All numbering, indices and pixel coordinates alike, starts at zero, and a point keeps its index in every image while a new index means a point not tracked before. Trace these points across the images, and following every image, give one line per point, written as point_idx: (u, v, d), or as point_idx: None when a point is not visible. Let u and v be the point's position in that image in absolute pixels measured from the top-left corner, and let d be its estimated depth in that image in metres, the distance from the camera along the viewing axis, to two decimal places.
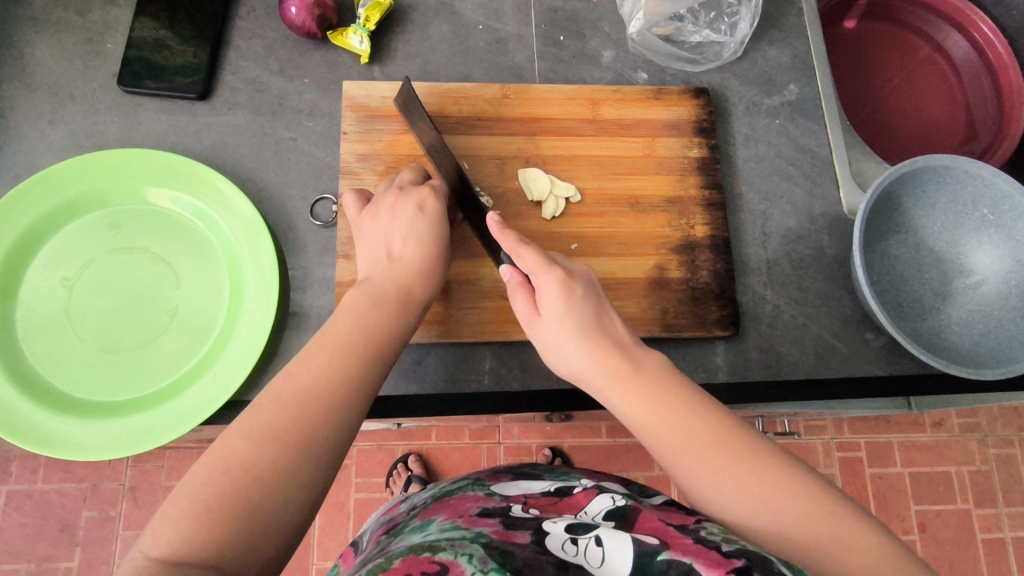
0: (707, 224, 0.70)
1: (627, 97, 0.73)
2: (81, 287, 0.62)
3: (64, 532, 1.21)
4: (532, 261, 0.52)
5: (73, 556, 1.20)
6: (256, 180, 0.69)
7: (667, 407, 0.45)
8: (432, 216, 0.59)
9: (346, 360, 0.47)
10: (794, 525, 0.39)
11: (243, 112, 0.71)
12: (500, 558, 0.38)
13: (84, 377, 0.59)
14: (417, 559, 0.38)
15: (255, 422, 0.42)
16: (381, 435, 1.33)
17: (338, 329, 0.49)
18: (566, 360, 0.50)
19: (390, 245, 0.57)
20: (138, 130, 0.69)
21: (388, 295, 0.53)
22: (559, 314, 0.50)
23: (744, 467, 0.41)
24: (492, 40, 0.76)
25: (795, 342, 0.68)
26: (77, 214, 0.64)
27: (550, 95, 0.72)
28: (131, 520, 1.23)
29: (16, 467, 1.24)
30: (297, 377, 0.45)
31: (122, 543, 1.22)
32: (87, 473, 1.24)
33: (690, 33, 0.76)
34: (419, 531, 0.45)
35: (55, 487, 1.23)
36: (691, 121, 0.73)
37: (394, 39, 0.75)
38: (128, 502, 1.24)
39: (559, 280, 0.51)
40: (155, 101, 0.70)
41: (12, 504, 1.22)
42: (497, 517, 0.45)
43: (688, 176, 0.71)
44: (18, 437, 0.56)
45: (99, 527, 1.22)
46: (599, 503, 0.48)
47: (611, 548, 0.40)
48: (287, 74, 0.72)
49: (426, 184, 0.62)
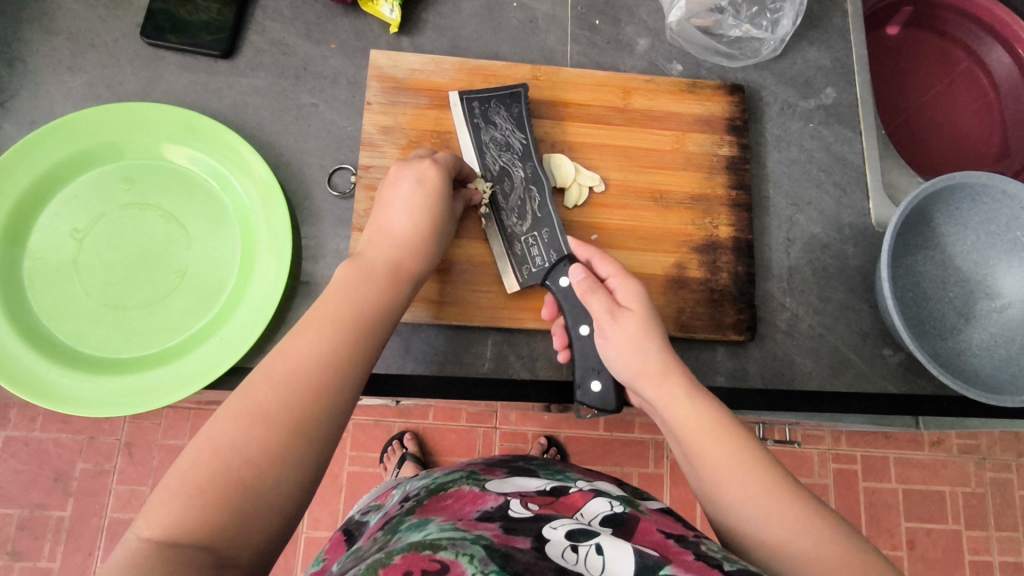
0: (732, 226, 0.68)
1: (660, 87, 0.70)
2: (91, 240, 0.61)
3: (59, 481, 1.22)
4: (613, 266, 0.59)
5: (66, 506, 1.21)
6: (275, 145, 0.67)
7: (718, 424, 0.47)
8: (432, 190, 0.57)
9: (336, 336, 0.46)
10: (819, 554, 0.39)
11: (266, 74, 0.69)
12: (501, 561, 0.38)
13: (89, 332, 0.59)
14: (419, 556, 0.37)
15: (245, 402, 0.42)
16: (379, 411, 1.33)
17: (327, 306, 0.48)
18: (635, 355, 0.53)
19: (388, 220, 0.56)
20: (158, 84, 0.68)
21: (377, 274, 0.52)
22: (638, 315, 0.55)
23: (800, 510, 0.41)
24: (526, 19, 0.74)
25: (810, 353, 0.67)
26: (93, 164, 0.63)
27: (580, 80, 0.70)
28: (126, 474, 1.23)
29: (15, 413, 1.24)
30: (286, 357, 0.44)
31: (115, 495, 1.22)
32: (85, 425, 1.25)
33: (729, 26, 0.73)
34: (416, 531, 0.44)
35: (51, 437, 1.24)
36: (725, 118, 0.71)
37: (425, 10, 0.72)
38: (124, 457, 1.24)
39: (638, 289, 0.57)
40: (178, 56, 0.68)
41: (9, 450, 1.22)
42: (497, 522, 0.44)
43: (717, 175, 0.69)
44: (18, 386, 0.55)
45: (93, 479, 1.23)
46: (598, 505, 0.48)
47: (612, 558, 0.39)
48: (313, 38, 0.70)
49: (429, 157, 0.59)
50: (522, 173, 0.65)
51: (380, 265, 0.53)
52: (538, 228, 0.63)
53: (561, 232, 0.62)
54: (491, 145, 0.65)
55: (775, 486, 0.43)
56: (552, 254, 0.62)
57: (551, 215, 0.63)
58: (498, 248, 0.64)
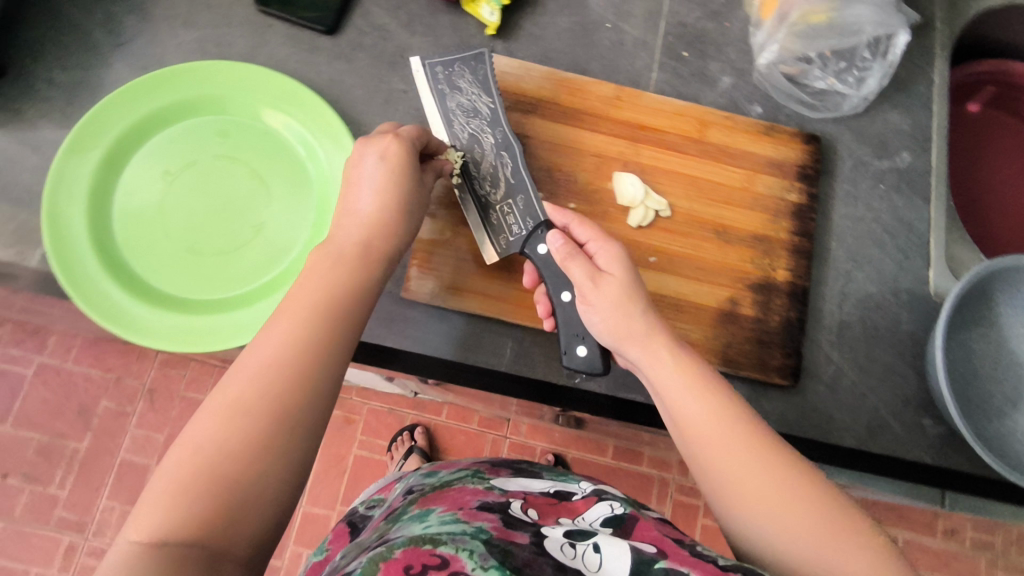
0: (790, 270, 0.69)
1: (737, 126, 0.72)
2: (179, 184, 0.64)
3: (81, 415, 1.27)
4: (589, 232, 0.59)
5: (84, 439, 1.26)
6: (362, 125, 0.71)
7: (692, 381, 0.50)
8: (393, 167, 0.56)
9: (313, 324, 0.47)
10: (781, 500, 0.44)
11: (364, 56, 0.72)
12: (500, 556, 0.39)
13: (163, 269, 0.62)
14: (418, 550, 0.38)
15: (222, 399, 0.43)
16: (395, 400, 1.35)
17: (302, 296, 0.48)
18: (621, 319, 0.53)
19: (355, 200, 0.55)
20: (263, 50, 0.71)
21: (347, 255, 0.52)
22: (619, 271, 0.55)
23: (765, 459, 0.46)
24: (617, 41, 0.76)
25: (850, 410, 0.67)
26: (193, 114, 0.66)
27: (660, 107, 0.71)
28: (145, 420, 1.28)
29: (53, 341, 1.29)
30: (257, 350, 0.45)
31: (131, 438, 1.27)
32: (115, 364, 1.29)
33: (815, 78, 0.75)
34: (418, 521, 0.46)
35: (81, 371, 1.29)
36: (798, 165, 0.72)
37: (522, 18, 0.75)
38: (146, 402, 1.29)
39: (618, 251, 0.57)
40: (285, 27, 0.72)
41: (41, 376, 1.28)
42: (495, 514, 0.46)
43: (782, 219, 0.70)
44: (91, 308, 0.58)
45: (113, 418, 1.28)
46: (599, 510, 0.49)
47: (608, 555, 0.41)
48: (412, 29, 0.73)
49: (392, 132, 0.58)
50: (491, 138, 0.65)
51: (353, 246, 0.53)
52: (513, 194, 0.64)
53: (535, 199, 0.63)
54: (458, 111, 0.66)
55: (742, 439, 0.47)
56: (530, 222, 0.63)
57: (524, 180, 0.64)
58: (474, 219, 0.64)
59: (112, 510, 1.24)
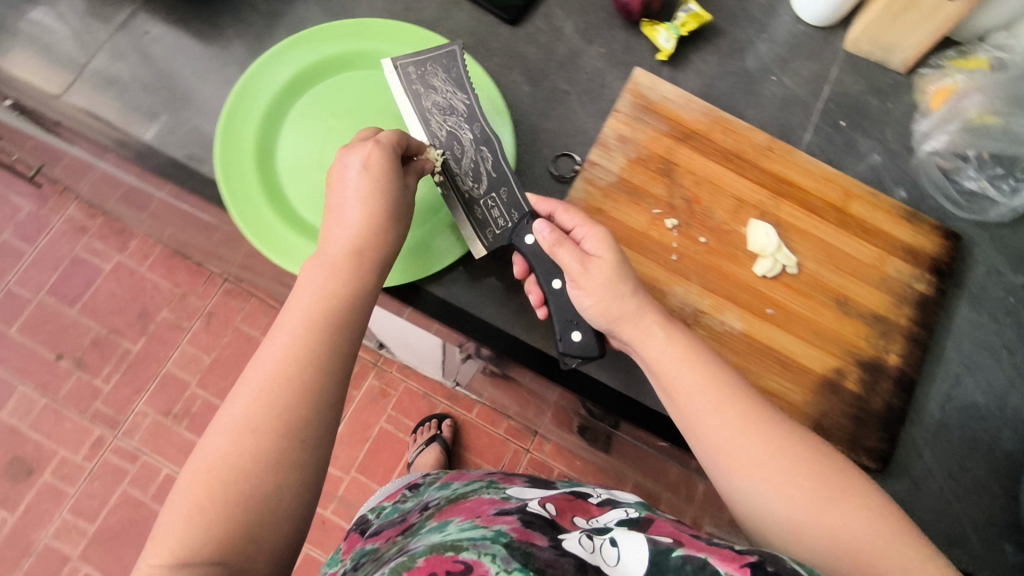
0: (902, 357, 0.68)
1: (881, 205, 0.72)
2: (341, 123, 0.68)
3: (141, 318, 1.46)
4: (575, 216, 0.61)
5: (137, 341, 1.45)
6: (520, 113, 0.73)
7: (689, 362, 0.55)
8: (377, 173, 0.58)
9: (314, 341, 0.53)
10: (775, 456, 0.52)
11: (537, 52, 0.75)
12: (522, 558, 0.45)
13: (309, 199, 0.65)
14: (441, 559, 0.45)
15: (233, 418, 0.49)
16: (432, 386, 1.47)
17: (300, 310, 0.54)
18: (612, 303, 0.57)
19: (342, 213, 0.58)
20: (447, 23, 0.75)
21: (339, 263, 0.56)
22: (609, 253, 0.59)
23: (762, 424, 0.53)
24: (778, 95, 0.76)
25: (931, 514, 0.65)
26: (370, 63, 0.70)
27: (809, 168, 0.72)
28: (197, 338, 1.47)
29: (135, 245, 1.50)
30: (261, 367, 0.51)
31: (180, 351, 1.46)
32: (184, 282, 1.49)
33: (968, 177, 0.74)
34: (439, 530, 0.53)
35: (152, 278, 1.49)
36: (932, 257, 0.71)
37: (694, 52, 0.76)
38: (201, 323, 1.48)
39: (605, 235, 0.59)
40: (472, 7, 0.75)
41: (115, 274, 1.48)
42: (514, 515, 0.52)
43: (905, 306, 0.69)
44: (244, 220, 0.63)
45: (168, 329, 1.46)
46: (613, 514, 0.55)
47: (624, 549, 0.48)
48: (588, 38, 0.76)
49: (372, 139, 0.60)
50: (470, 135, 0.66)
51: (344, 255, 0.56)
52: (497, 188, 0.65)
53: (519, 192, 0.64)
54: (435, 110, 0.66)
55: (738, 409, 0.54)
56: (515, 214, 0.64)
57: (506, 173, 0.65)
58: (459, 215, 0.65)
59: (144, 415, 1.41)
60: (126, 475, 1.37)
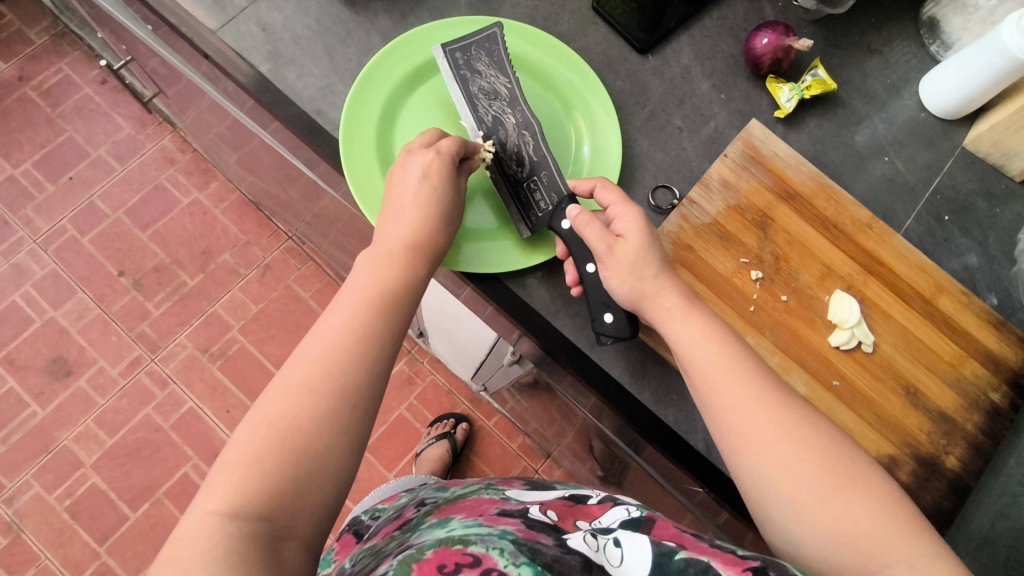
0: (960, 461, 0.67)
1: (971, 307, 0.70)
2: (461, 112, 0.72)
3: (204, 256, 1.52)
4: (615, 197, 0.62)
5: (195, 276, 1.51)
6: (631, 139, 0.75)
7: (707, 339, 0.56)
8: (437, 182, 0.61)
9: (377, 314, 0.55)
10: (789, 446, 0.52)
11: (660, 84, 0.77)
12: (529, 553, 0.46)
13: None
14: (450, 550, 0.45)
15: (293, 378, 0.51)
16: (458, 385, 1.49)
17: (365, 286, 0.56)
18: (636, 282, 0.59)
19: (400, 209, 0.61)
20: (581, 39, 0.78)
21: (396, 255, 0.58)
22: (640, 230, 0.60)
23: (776, 412, 0.53)
24: (887, 175, 0.77)
25: None
26: None
27: (904, 253, 0.71)
28: (250, 287, 1.52)
29: (215, 186, 1.56)
30: (322, 334, 0.53)
31: (232, 295, 1.51)
32: (252, 231, 1.55)
33: None
34: (441, 526, 0.54)
35: (222, 221, 1.55)
36: (1011, 369, 0.69)
37: (812, 117, 0.77)
38: (258, 274, 1.53)
39: (639, 220, 0.60)
40: (608, 30, 0.78)
41: (190, 209, 1.55)
42: (516, 519, 0.52)
43: (974, 412, 0.68)
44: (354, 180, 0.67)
45: (225, 272, 1.52)
46: (615, 513, 0.54)
47: (628, 550, 0.48)
48: (712, 81, 0.78)
49: (434, 148, 0.62)
50: (512, 120, 0.68)
51: (404, 243, 0.59)
52: (537, 172, 0.68)
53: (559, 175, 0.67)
54: (481, 95, 0.69)
55: (752, 394, 0.54)
56: (554, 196, 0.67)
57: (547, 157, 0.67)
58: (507, 198, 0.68)
59: (183, 347, 1.47)
60: (155, 398, 1.43)
